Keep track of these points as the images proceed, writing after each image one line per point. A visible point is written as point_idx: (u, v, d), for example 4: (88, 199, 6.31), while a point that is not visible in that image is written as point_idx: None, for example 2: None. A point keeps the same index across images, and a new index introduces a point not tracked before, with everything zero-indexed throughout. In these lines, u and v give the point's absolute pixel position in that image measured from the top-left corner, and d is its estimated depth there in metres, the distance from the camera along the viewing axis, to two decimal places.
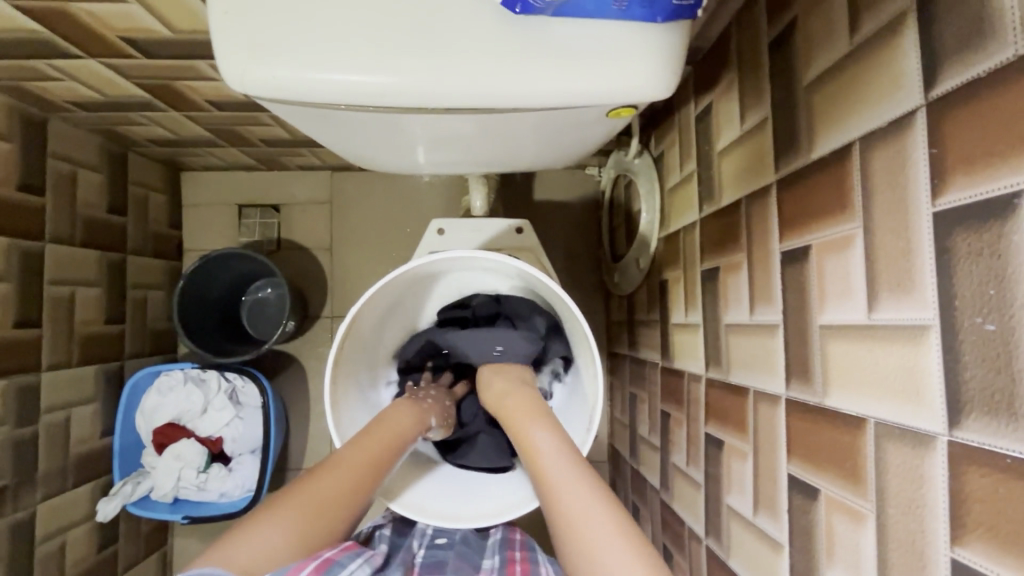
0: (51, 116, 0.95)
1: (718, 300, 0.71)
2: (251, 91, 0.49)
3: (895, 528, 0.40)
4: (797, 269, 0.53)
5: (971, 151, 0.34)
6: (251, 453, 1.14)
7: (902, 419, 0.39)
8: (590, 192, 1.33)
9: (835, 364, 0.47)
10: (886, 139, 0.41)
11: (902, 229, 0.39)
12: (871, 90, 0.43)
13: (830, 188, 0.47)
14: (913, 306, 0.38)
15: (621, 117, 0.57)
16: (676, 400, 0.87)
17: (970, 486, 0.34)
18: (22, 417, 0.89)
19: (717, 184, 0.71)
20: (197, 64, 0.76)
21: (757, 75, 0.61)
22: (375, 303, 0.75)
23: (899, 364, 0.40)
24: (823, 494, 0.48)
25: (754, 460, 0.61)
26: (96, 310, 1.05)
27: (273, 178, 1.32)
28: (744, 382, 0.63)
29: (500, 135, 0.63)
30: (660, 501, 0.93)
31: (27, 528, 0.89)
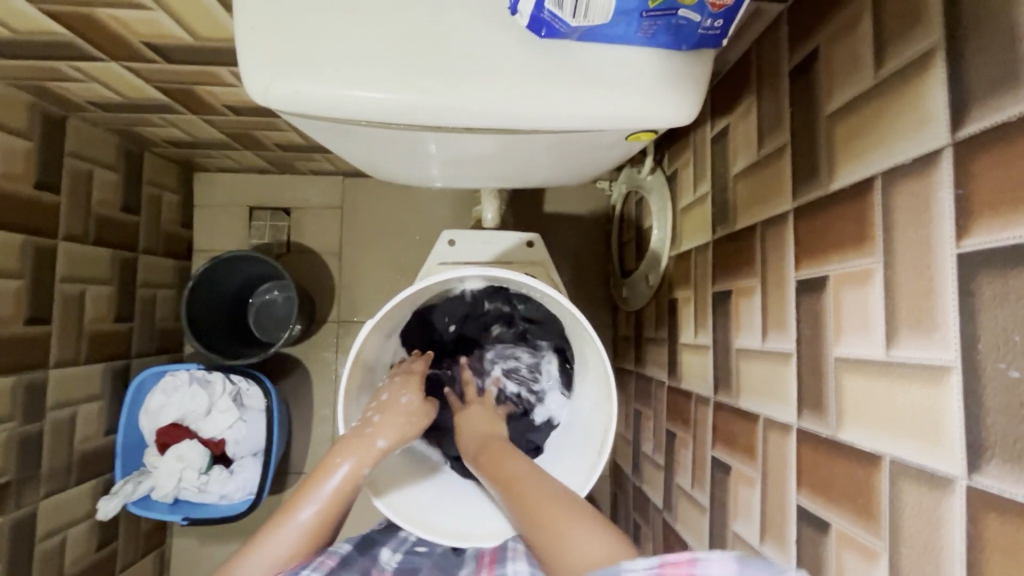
0: (71, 115, 0.96)
1: (730, 324, 0.70)
2: (275, 104, 0.49)
3: (910, 570, 0.39)
4: (813, 299, 0.52)
5: (997, 196, 0.34)
6: (253, 456, 1.14)
7: (920, 459, 0.39)
8: (600, 206, 1.33)
9: (850, 398, 0.47)
10: (909, 176, 0.41)
11: (925, 268, 0.39)
12: (896, 126, 0.43)
13: (851, 221, 0.47)
14: (934, 346, 0.38)
15: (641, 140, 0.57)
16: (682, 421, 0.87)
17: (988, 534, 0.34)
18: (29, 413, 0.89)
19: (732, 207, 0.71)
20: (218, 70, 0.77)
21: (777, 102, 0.61)
22: (386, 315, 0.75)
23: (917, 403, 0.39)
24: (834, 528, 0.48)
25: (762, 488, 0.60)
26: (105, 309, 1.06)
27: (285, 182, 1.33)
28: (754, 409, 0.63)
29: (517, 153, 0.63)
30: (663, 521, 0.92)
31: (28, 526, 0.89)
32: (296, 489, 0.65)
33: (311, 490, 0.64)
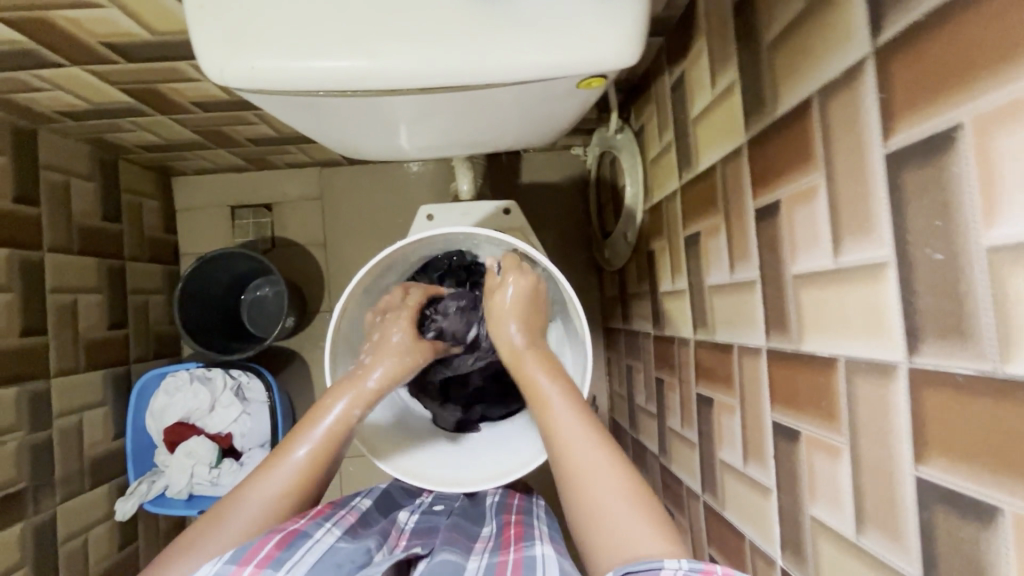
0: (40, 127, 0.97)
1: (701, 264, 0.73)
2: (232, 84, 0.51)
3: (866, 455, 0.42)
4: (770, 224, 0.55)
5: (914, 93, 0.36)
6: (261, 447, 1.17)
7: (869, 353, 0.42)
8: (576, 171, 1.34)
9: (808, 312, 0.49)
10: (840, 89, 0.43)
11: (859, 174, 0.41)
12: (826, 44, 0.44)
13: (796, 141, 0.49)
14: (872, 245, 0.40)
15: (593, 88, 0.59)
16: (668, 366, 0.89)
17: (928, 408, 0.36)
18: (35, 421, 0.92)
19: (694, 149, 0.73)
20: (179, 65, 0.78)
21: (724, 38, 0.62)
22: (365, 286, 0.77)
23: (863, 301, 0.42)
24: (803, 435, 0.51)
25: (741, 412, 0.63)
26: (99, 317, 1.08)
27: (263, 178, 1.34)
28: (728, 340, 0.66)
29: (478, 114, 0.65)
30: (660, 466, 0.96)
31: (48, 530, 0.92)
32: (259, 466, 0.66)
33: (270, 473, 0.65)
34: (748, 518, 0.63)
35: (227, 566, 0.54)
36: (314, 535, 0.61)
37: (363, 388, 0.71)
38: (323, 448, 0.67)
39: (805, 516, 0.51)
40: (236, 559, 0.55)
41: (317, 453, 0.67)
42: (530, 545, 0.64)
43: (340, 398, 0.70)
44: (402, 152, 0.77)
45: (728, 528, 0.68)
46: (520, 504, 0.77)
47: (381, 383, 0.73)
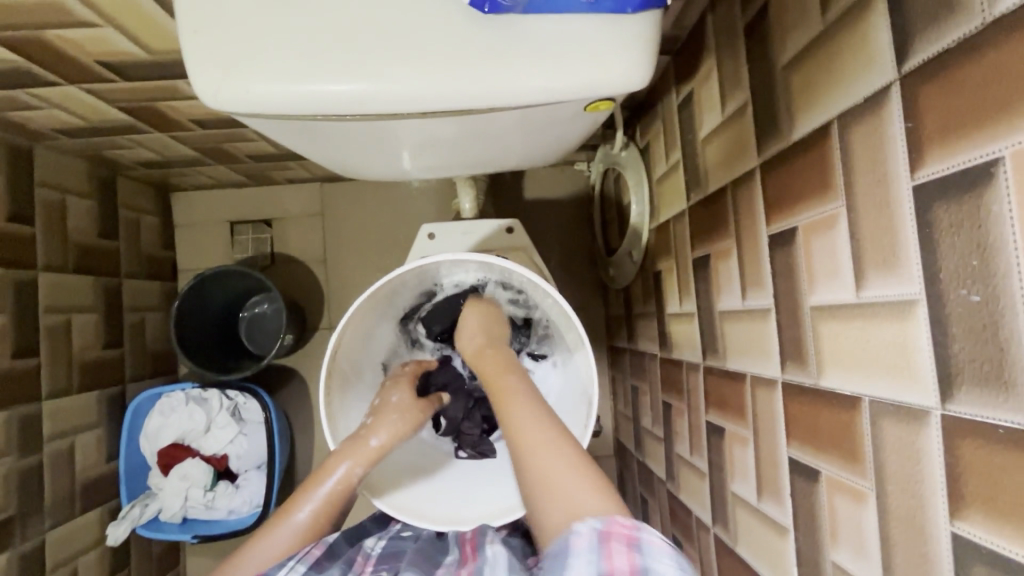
0: (37, 144, 0.95)
1: (711, 288, 0.70)
2: (227, 108, 0.49)
3: (895, 504, 0.40)
4: (785, 252, 0.53)
5: (946, 124, 0.34)
6: (257, 468, 1.14)
7: (897, 395, 0.39)
8: (580, 187, 1.33)
9: (828, 346, 0.47)
10: (862, 116, 0.41)
11: (884, 206, 0.39)
12: (846, 68, 0.42)
13: (814, 168, 0.47)
14: (899, 282, 0.38)
15: (600, 111, 0.57)
16: (676, 390, 0.87)
17: (965, 460, 0.34)
18: (25, 446, 0.89)
19: (703, 170, 0.71)
20: (177, 84, 0.76)
21: (735, 58, 0.60)
22: (365, 311, 0.75)
23: (889, 340, 0.39)
24: (824, 475, 0.48)
25: (755, 445, 0.61)
26: (93, 336, 1.05)
27: (263, 194, 1.33)
28: (740, 368, 0.63)
29: (480, 137, 0.63)
30: (667, 492, 0.93)
31: (36, 558, 0.89)
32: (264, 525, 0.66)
33: (272, 534, 0.65)
34: (764, 556, 0.60)
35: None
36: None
37: (367, 449, 0.70)
38: (327, 509, 0.67)
39: (827, 561, 0.48)
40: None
41: (320, 513, 0.67)
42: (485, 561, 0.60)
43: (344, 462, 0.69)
44: (403, 173, 0.75)
45: (741, 566, 0.65)
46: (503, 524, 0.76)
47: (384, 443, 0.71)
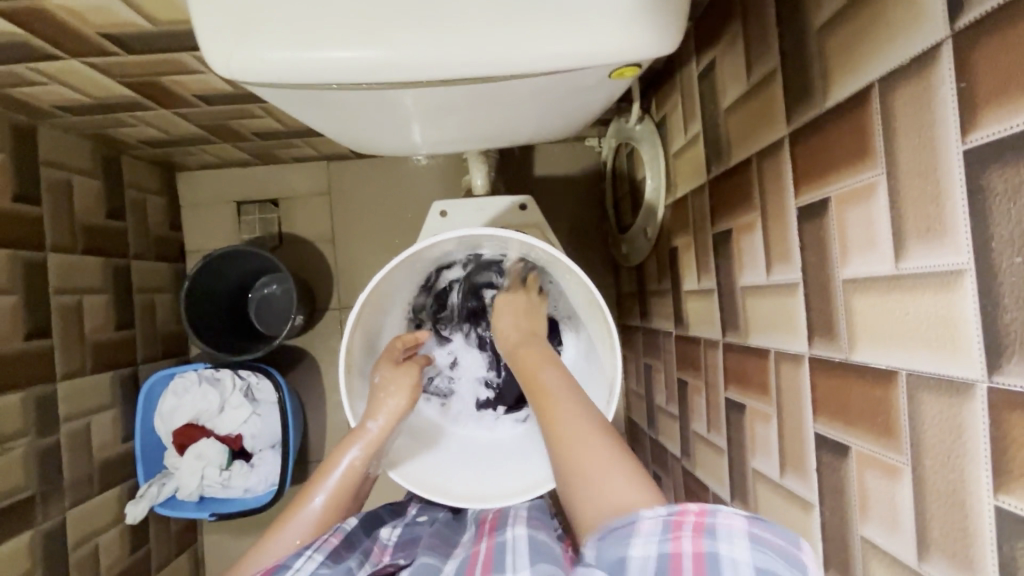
0: (40, 123, 0.93)
1: (733, 263, 0.69)
2: (239, 77, 0.47)
3: (933, 479, 0.39)
4: (816, 224, 0.51)
5: (1003, 83, 0.32)
6: (271, 448, 1.15)
7: (937, 367, 0.38)
8: (590, 163, 1.30)
9: (862, 320, 0.46)
10: (907, 78, 0.39)
11: (931, 171, 0.37)
12: (891, 28, 0.40)
13: (850, 136, 0.45)
14: (945, 251, 0.37)
15: (623, 78, 0.55)
16: (692, 368, 0.86)
17: (1013, 432, 0.33)
18: (43, 426, 0.90)
19: (725, 142, 0.69)
20: (181, 57, 0.74)
21: (763, 22, 0.58)
22: (380, 290, 0.74)
23: (931, 312, 0.38)
24: (853, 451, 0.48)
25: (779, 420, 0.60)
26: (104, 317, 1.05)
27: (269, 173, 1.31)
28: (763, 344, 0.62)
29: (496, 107, 0.61)
30: (682, 469, 0.93)
31: (58, 536, 0.91)
32: (276, 521, 0.66)
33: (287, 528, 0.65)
34: (786, 532, 0.60)
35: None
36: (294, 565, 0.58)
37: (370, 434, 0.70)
38: (340, 495, 0.69)
39: (855, 536, 0.48)
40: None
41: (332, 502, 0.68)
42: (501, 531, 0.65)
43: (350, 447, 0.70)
44: (416, 147, 0.73)
45: None
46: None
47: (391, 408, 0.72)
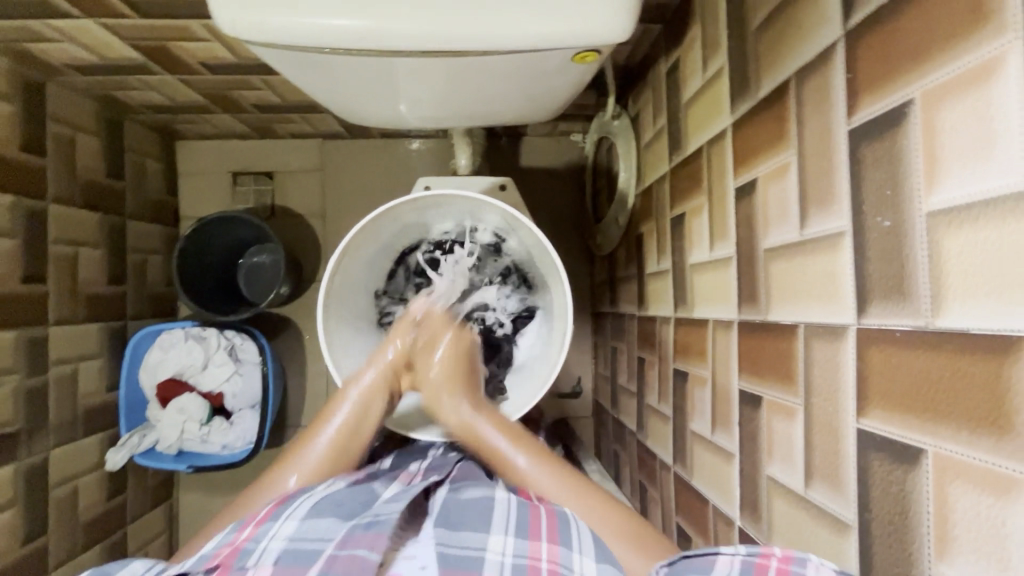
0: (50, 80, 0.98)
1: (685, 244, 0.76)
2: (242, 35, 0.54)
3: (817, 413, 0.45)
4: (747, 202, 0.58)
5: (875, 74, 0.39)
6: (251, 408, 1.20)
7: (824, 317, 0.45)
8: (574, 157, 1.37)
9: (776, 285, 0.52)
10: (814, 71, 0.46)
11: (826, 150, 0.44)
12: (806, 29, 0.47)
13: (773, 123, 0.52)
14: (833, 216, 0.43)
15: (586, 63, 0.62)
16: (650, 345, 0.93)
17: (870, 362, 0.39)
18: (33, 366, 0.94)
19: (684, 133, 0.76)
20: (189, 24, 0.80)
21: (716, 24, 0.65)
22: (360, 244, 0.81)
23: (822, 270, 0.45)
24: (765, 400, 0.54)
25: (712, 383, 0.66)
26: (97, 271, 1.10)
27: (266, 147, 1.36)
28: (704, 315, 0.69)
29: (475, 83, 0.67)
30: (637, 442, 0.99)
31: (41, 472, 0.95)
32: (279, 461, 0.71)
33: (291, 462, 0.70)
34: (713, 484, 0.66)
35: (228, 534, 0.58)
36: (316, 488, 0.64)
37: (364, 382, 0.76)
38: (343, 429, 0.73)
39: (763, 476, 0.54)
40: (238, 526, 0.59)
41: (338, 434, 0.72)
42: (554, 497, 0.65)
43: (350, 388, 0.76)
44: (403, 121, 0.80)
45: (695, 496, 0.71)
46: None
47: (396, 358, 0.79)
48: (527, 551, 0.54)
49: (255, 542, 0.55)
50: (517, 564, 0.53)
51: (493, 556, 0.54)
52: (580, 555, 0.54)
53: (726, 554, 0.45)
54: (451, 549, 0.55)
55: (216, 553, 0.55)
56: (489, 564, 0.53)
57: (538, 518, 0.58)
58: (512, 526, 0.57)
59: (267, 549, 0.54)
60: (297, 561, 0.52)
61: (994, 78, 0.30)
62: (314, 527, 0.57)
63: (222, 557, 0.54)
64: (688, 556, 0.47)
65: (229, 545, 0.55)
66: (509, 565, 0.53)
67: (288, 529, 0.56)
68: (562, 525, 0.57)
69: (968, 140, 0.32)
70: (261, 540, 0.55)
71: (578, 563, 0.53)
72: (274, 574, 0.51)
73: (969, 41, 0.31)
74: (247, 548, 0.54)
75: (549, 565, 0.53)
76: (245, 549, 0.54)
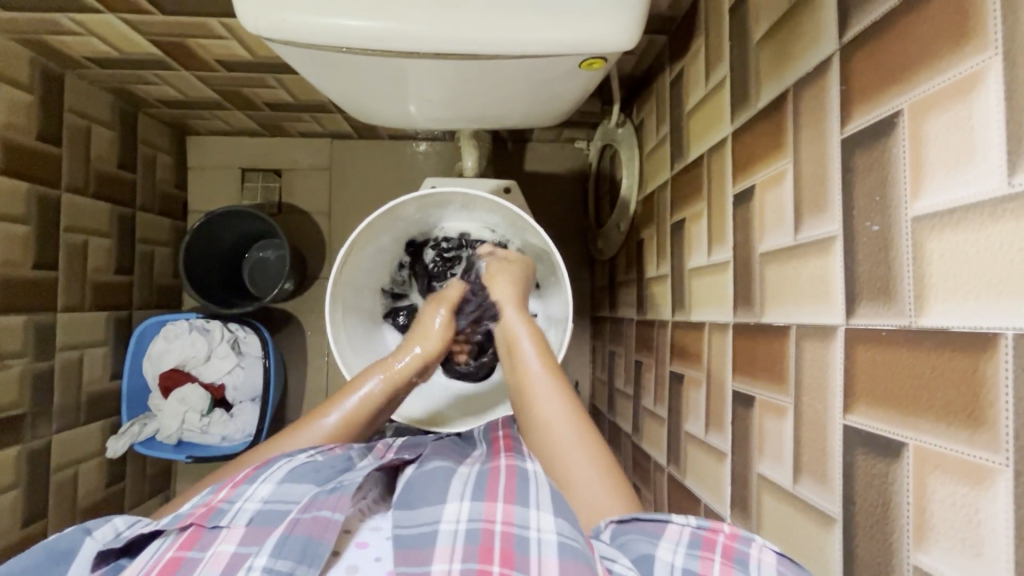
0: (68, 71, 1.01)
1: (684, 248, 0.77)
2: (264, 33, 0.57)
3: (806, 411, 0.47)
4: (745, 207, 0.60)
5: (868, 86, 0.41)
6: (251, 401, 1.21)
7: (815, 318, 0.46)
8: (578, 164, 1.39)
9: (770, 288, 0.54)
10: (810, 82, 0.48)
11: (820, 158, 0.46)
12: (804, 42, 0.49)
13: (772, 131, 0.54)
14: (826, 221, 0.45)
15: (593, 69, 0.64)
16: (647, 349, 0.94)
17: (858, 361, 0.41)
18: (40, 350, 0.96)
19: (686, 141, 0.78)
20: (208, 21, 0.82)
21: (719, 36, 0.67)
22: (368, 239, 0.83)
23: (814, 273, 0.47)
24: (757, 400, 0.56)
25: (707, 384, 0.68)
26: (106, 259, 1.12)
27: (276, 144, 1.38)
28: (701, 318, 0.70)
29: (483, 86, 0.70)
30: (632, 444, 1.00)
31: (43, 456, 0.96)
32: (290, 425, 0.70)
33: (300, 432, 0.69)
34: (705, 484, 0.67)
35: (206, 496, 0.59)
36: (292, 454, 0.64)
37: (364, 391, 0.72)
38: (355, 415, 0.71)
39: (754, 474, 0.56)
40: (214, 489, 0.60)
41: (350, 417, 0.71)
42: (522, 458, 0.64)
43: (360, 387, 0.73)
44: (412, 121, 0.82)
45: (687, 496, 0.73)
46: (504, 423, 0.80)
47: (418, 358, 0.76)
48: (481, 515, 0.53)
49: (229, 503, 0.57)
50: (470, 529, 0.52)
51: (447, 525, 0.52)
52: (538, 511, 0.53)
53: (676, 523, 0.51)
54: (406, 516, 0.55)
55: (191, 512, 0.56)
56: (443, 533, 0.52)
57: (497, 483, 0.58)
58: (469, 493, 0.57)
59: (242, 509, 0.56)
60: (270, 522, 0.55)
61: (975, 92, 0.32)
62: (291, 491, 0.58)
63: (197, 516, 0.55)
64: (638, 519, 0.52)
65: (205, 506, 0.57)
66: (462, 531, 0.52)
67: (265, 490, 0.58)
68: (521, 488, 0.57)
69: (950, 149, 0.34)
70: (236, 500, 0.57)
71: (533, 521, 0.52)
72: (249, 534, 0.53)
73: (953, 58, 0.34)
74: (221, 509, 0.56)
75: (503, 526, 0.52)
76: (220, 509, 0.56)
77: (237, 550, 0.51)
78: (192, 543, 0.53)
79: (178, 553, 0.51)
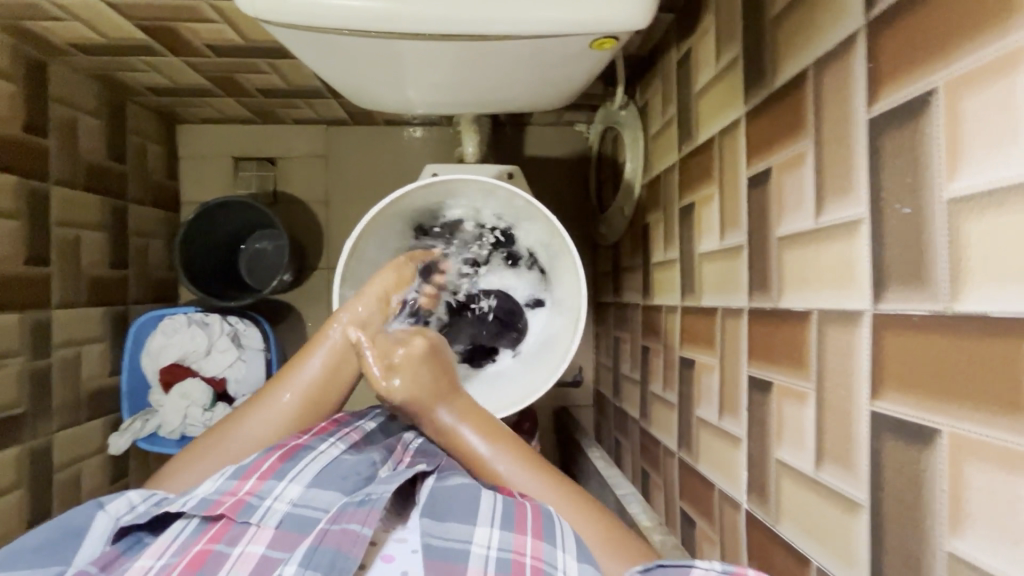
0: (52, 59, 0.97)
1: (694, 232, 0.76)
2: (261, 15, 0.54)
3: (829, 397, 0.46)
4: (760, 190, 0.58)
5: (898, 63, 0.39)
6: (254, 394, 1.20)
7: (838, 303, 0.45)
8: (577, 147, 1.37)
9: (789, 272, 0.53)
10: (833, 60, 0.46)
11: (844, 138, 0.45)
12: (826, 18, 0.48)
13: (790, 112, 0.53)
14: (851, 204, 0.44)
15: (603, 49, 0.62)
16: (655, 333, 0.94)
17: (886, 347, 0.40)
18: (37, 348, 0.93)
19: (694, 123, 0.76)
20: (198, 5, 0.79)
21: (732, 13, 0.65)
22: (373, 229, 0.81)
23: (837, 257, 0.46)
24: (775, 385, 0.55)
25: (720, 369, 0.67)
26: (100, 253, 1.09)
27: (269, 131, 1.35)
28: (713, 303, 0.70)
29: (488, 69, 0.67)
30: (639, 429, 1.01)
31: (45, 455, 0.94)
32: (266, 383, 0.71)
33: (253, 411, 0.68)
34: (719, 469, 0.67)
35: (230, 481, 0.59)
36: (319, 448, 0.65)
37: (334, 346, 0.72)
38: (329, 369, 0.72)
39: (772, 459, 0.55)
40: (240, 474, 0.60)
41: (329, 364, 0.72)
42: None
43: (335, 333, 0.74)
44: (412, 106, 0.80)
45: (700, 481, 0.73)
46: (513, 425, 0.81)
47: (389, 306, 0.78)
48: (512, 546, 0.53)
49: (258, 499, 0.57)
50: (501, 558, 0.52)
51: (479, 549, 0.53)
52: (566, 551, 0.52)
53: (701, 567, 0.46)
54: (435, 526, 0.55)
55: (219, 501, 0.56)
56: (473, 556, 0.52)
57: (527, 507, 0.57)
58: (498, 519, 0.55)
59: (272, 509, 0.57)
60: (297, 529, 0.55)
61: (1019, 68, 0.31)
62: (319, 495, 0.59)
63: (224, 510, 0.56)
64: (662, 565, 0.48)
65: (232, 497, 0.57)
66: (493, 559, 0.52)
67: (294, 492, 0.58)
68: (548, 514, 0.56)
69: (993, 128, 0.32)
70: (265, 497, 0.58)
71: (561, 564, 0.52)
72: (278, 537, 0.54)
73: (993, 31, 0.32)
74: (250, 504, 0.56)
75: (533, 562, 0.51)
76: (249, 503, 0.57)
77: (266, 553, 0.52)
78: (221, 536, 0.54)
79: (206, 546, 0.52)
